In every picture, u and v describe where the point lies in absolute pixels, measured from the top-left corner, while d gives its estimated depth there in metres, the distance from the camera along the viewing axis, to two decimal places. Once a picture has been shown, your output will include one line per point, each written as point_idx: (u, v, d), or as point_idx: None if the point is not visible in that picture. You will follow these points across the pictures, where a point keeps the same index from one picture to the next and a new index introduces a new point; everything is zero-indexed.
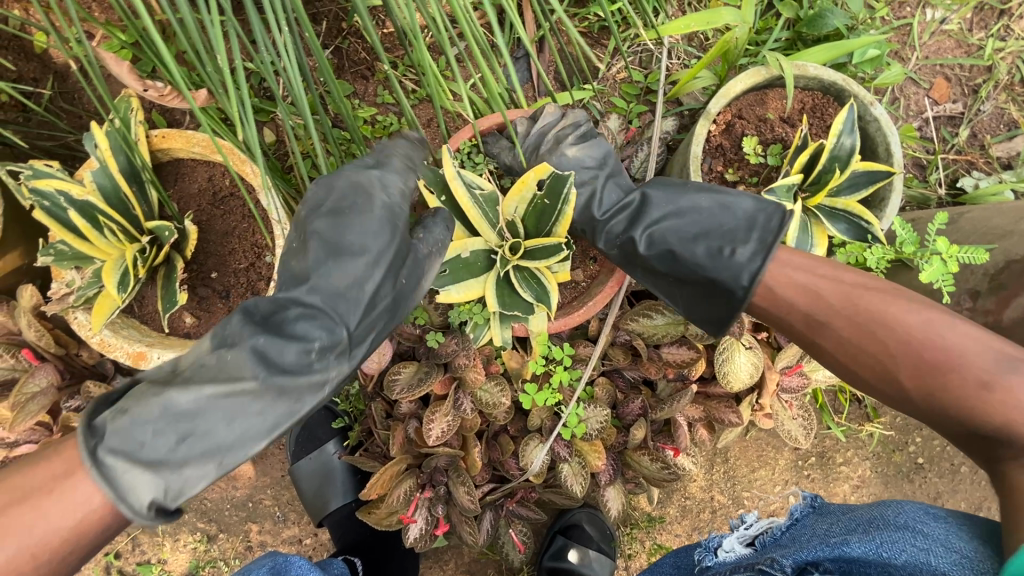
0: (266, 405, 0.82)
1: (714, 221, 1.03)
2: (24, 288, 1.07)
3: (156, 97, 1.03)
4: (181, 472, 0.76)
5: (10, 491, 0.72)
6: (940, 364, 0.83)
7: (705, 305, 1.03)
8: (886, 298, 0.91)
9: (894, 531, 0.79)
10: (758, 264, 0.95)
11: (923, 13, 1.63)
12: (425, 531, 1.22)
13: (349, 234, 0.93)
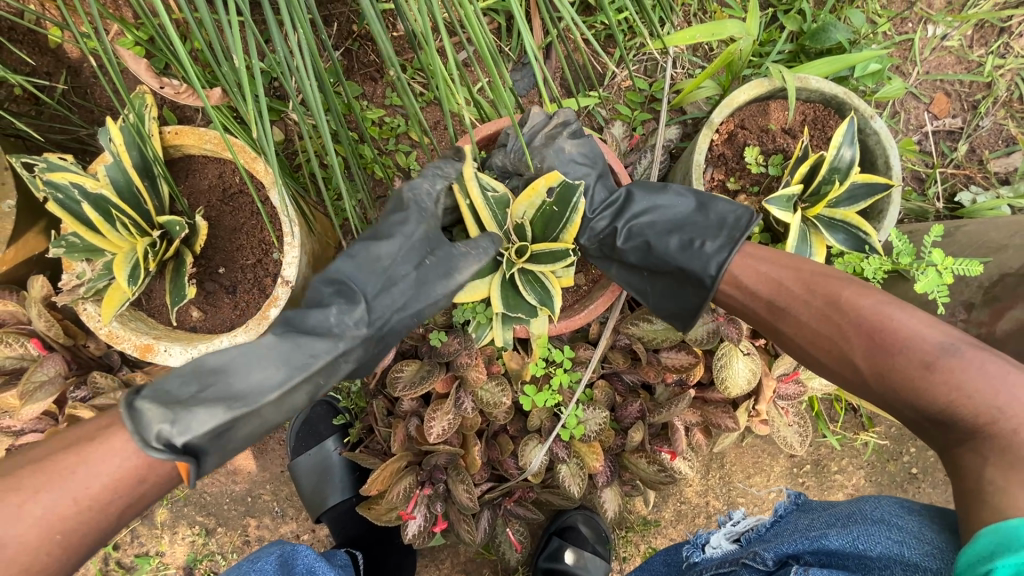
0: (282, 360, 0.87)
1: (688, 219, 1.09)
2: (35, 279, 1.09)
3: (172, 94, 1.02)
4: (193, 410, 0.80)
5: (57, 446, 0.80)
6: (889, 346, 0.83)
7: (677, 297, 1.08)
8: (842, 284, 0.93)
9: (871, 525, 0.82)
10: (723, 256, 1.01)
11: (925, 29, 1.65)
12: (424, 528, 1.23)
13: (379, 224, 1.00)
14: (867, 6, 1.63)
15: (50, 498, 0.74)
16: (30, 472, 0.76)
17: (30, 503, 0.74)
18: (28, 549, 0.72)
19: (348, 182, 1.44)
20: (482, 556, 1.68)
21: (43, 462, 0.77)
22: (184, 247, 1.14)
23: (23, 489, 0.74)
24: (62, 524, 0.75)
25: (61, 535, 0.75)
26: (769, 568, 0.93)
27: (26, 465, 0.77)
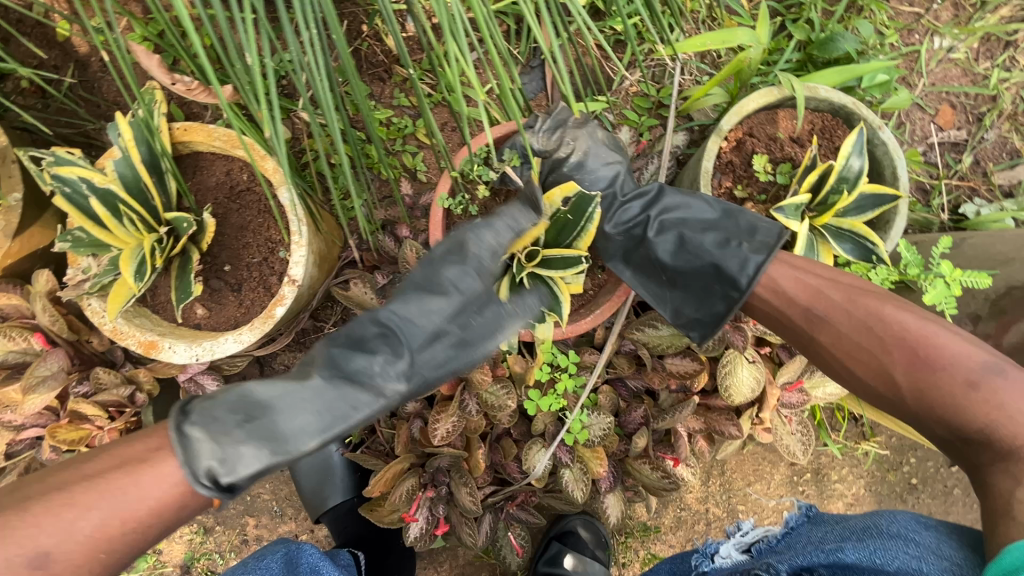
0: (323, 409, 0.88)
1: (724, 216, 1.10)
2: (40, 273, 1.09)
3: (184, 91, 1.02)
4: (239, 448, 0.82)
5: (110, 460, 0.79)
6: (931, 364, 0.88)
7: (705, 303, 1.09)
8: (882, 299, 0.96)
9: (888, 540, 0.84)
10: (762, 255, 1.03)
11: (931, 41, 1.67)
12: (425, 531, 1.22)
13: (436, 274, 0.99)
14: (875, 17, 1.63)
15: (100, 516, 0.74)
16: (82, 486, 0.75)
17: (83, 520, 0.73)
18: (75, 565, 0.73)
19: (355, 182, 1.43)
20: (481, 559, 1.67)
21: (96, 475, 0.77)
22: (191, 244, 1.13)
23: (75, 505, 0.74)
24: (107, 545, 0.75)
25: (106, 554, 0.75)
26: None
27: (78, 477, 0.76)
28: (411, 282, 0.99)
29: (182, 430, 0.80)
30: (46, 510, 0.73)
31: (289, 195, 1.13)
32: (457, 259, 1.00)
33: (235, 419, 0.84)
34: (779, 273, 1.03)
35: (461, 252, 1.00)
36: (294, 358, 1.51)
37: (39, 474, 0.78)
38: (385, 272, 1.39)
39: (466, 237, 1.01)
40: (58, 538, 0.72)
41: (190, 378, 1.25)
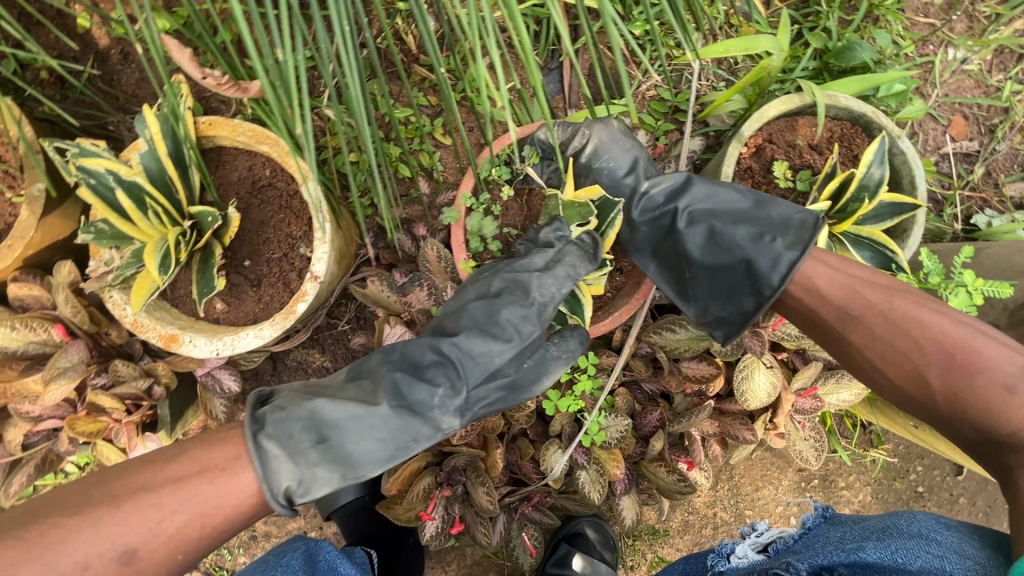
0: (391, 435, 0.89)
1: (758, 209, 1.11)
2: (63, 264, 1.09)
3: (214, 85, 1.01)
4: (313, 469, 0.84)
5: (193, 463, 0.81)
6: (966, 368, 0.89)
7: (732, 300, 1.13)
8: (918, 301, 0.97)
9: (908, 539, 0.86)
10: (796, 252, 1.05)
11: (945, 52, 1.68)
12: (441, 530, 1.22)
13: (502, 307, 1.02)
14: (892, 27, 1.64)
15: (182, 520, 0.77)
16: (167, 489, 0.78)
17: (166, 522, 0.76)
18: (156, 562, 0.77)
19: (373, 180, 1.43)
20: (489, 559, 1.67)
21: (180, 479, 0.79)
22: (214, 238, 1.13)
23: (160, 507, 0.77)
24: (184, 546, 0.79)
25: (184, 555, 0.79)
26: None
27: (164, 478, 0.79)
28: (477, 311, 1.02)
29: (260, 444, 0.82)
30: (133, 510, 0.75)
31: (314, 191, 1.13)
32: (521, 296, 1.03)
33: (309, 438, 0.85)
34: (809, 268, 1.06)
35: (524, 292, 1.04)
36: (308, 355, 1.51)
37: (123, 466, 0.81)
38: (403, 270, 1.39)
39: (531, 280, 1.04)
40: (143, 537, 0.75)
41: (208, 372, 1.25)
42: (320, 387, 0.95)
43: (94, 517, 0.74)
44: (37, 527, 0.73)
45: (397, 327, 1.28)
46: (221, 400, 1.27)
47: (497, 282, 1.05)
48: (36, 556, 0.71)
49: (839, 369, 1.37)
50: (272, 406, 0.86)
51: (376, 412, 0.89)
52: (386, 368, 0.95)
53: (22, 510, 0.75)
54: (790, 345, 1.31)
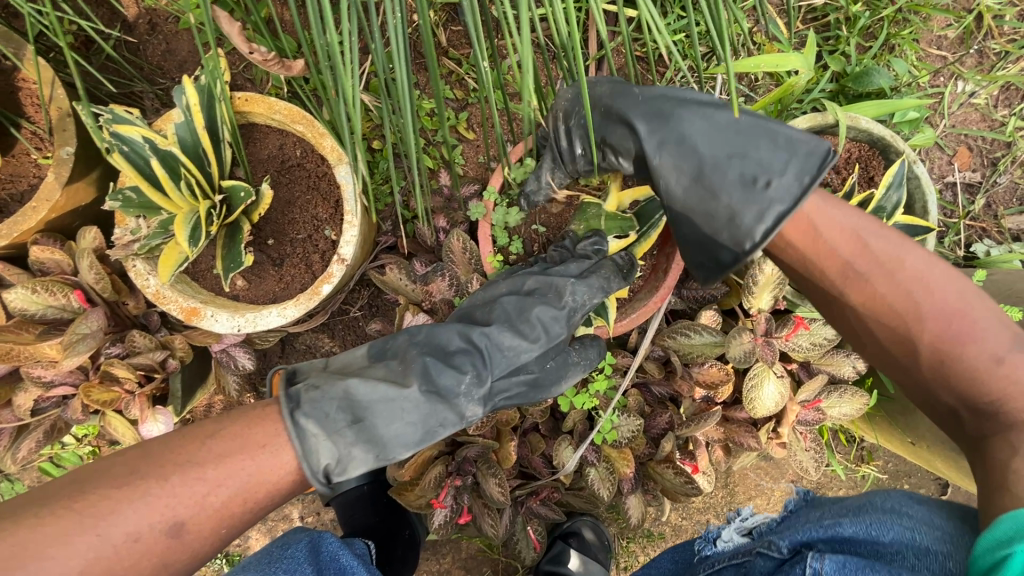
0: (421, 418, 0.91)
1: (759, 144, 0.90)
2: (89, 230, 1.10)
3: (259, 61, 1.00)
4: (350, 448, 0.86)
5: (233, 441, 0.80)
6: (960, 338, 0.83)
7: (709, 249, 0.94)
8: (929, 264, 0.88)
9: (882, 512, 0.80)
10: (791, 198, 0.85)
11: (955, 84, 1.72)
12: (449, 518, 1.24)
13: (534, 305, 1.05)
14: (908, 56, 1.67)
15: (228, 494, 0.77)
16: (211, 464, 0.77)
17: (212, 496, 0.76)
18: (200, 536, 0.76)
19: (395, 167, 1.42)
20: (484, 554, 1.67)
21: (225, 454, 0.78)
22: (242, 214, 1.13)
23: (205, 481, 0.76)
24: (229, 520, 0.78)
25: (227, 529, 0.78)
26: (783, 556, 0.87)
27: (206, 453, 0.78)
28: (507, 306, 1.06)
29: (298, 421, 0.83)
30: (179, 484, 0.74)
31: (349, 175, 1.13)
32: (550, 297, 1.07)
33: (344, 418, 0.86)
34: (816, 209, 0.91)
35: (557, 295, 1.07)
36: (317, 339, 1.50)
37: (164, 439, 0.79)
38: (422, 260, 1.39)
39: (564, 284, 1.07)
40: (191, 509, 0.74)
41: (224, 349, 1.25)
42: (350, 369, 0.96)
43: (142, 489, 0.73)
44: (88, 497, 0.71)
45: (419, 314, 1.28)
46: (233, 376, 1.28)
47: (527, 283, 1.09)
48: (87, 525, 0.69)
49: (842, 384, 1.39)
50: (307, 386, 0.87)
51: (406, 395, 0.91)
52: (416, 352, 0.97)
53: (62, 480, 0.73)
54: (799, 356, 1.33)
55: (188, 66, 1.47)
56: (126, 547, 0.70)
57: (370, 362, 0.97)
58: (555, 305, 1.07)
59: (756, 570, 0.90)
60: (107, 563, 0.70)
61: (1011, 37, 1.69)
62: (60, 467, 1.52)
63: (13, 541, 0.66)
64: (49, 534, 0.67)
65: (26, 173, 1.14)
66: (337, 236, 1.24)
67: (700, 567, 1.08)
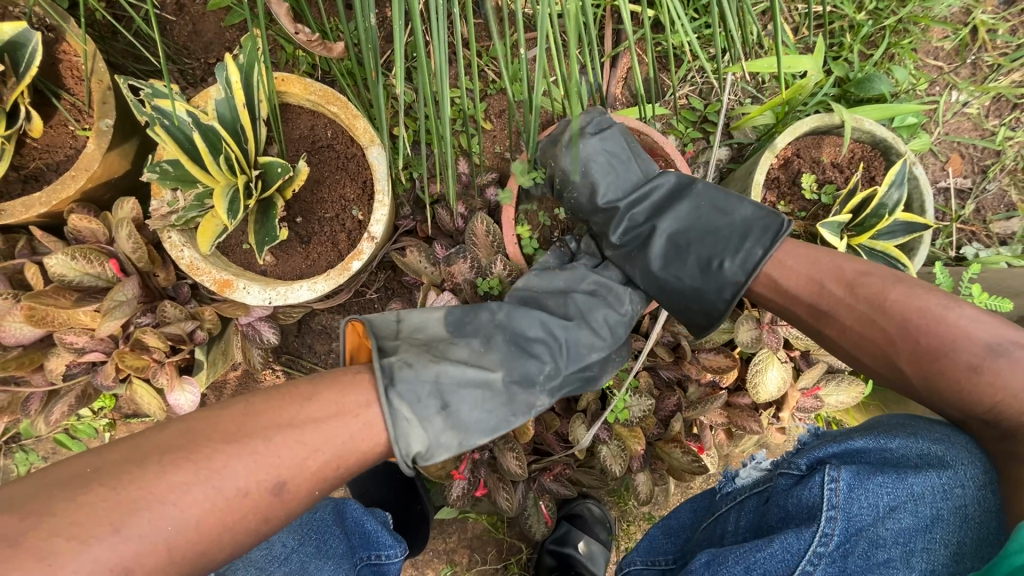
0: (497, 408, 0.99)
1: (712, 232, 1.15)
2: (126, 201, 1.16)
3: (305, 42, 1.03)
4: (438, 435, 0.93)
5: (328, 407, 0.85)
6: (935, 350, 0.86)
7: (685, 315, 1.19)
8: (886, 284, 0.94)
9: (890, 428, 0.89)
10: (742, 278, 1.09)
11: (949, 94, 1.76)
12: (466, 491, 1.32)
13: (599, 308, 1.17)
14: (908, 65, 1.72)
15: (325, 458, 0.82)
16: (310, 427, 0.82)
17: (310, 460, 0.80)
18: (298, 496, 0.80)
19: (416, 153, 1.45)
20: (490, 533, 1.71)
21: (320, 420, 0.83)
22: (276, 191, 1.16)
23: (306, 444, 0.81)
24: (321, 483, 0.82)
25: (320, 491, 0.82)
26: (801, 473, 0.92)
27: (306, 416, 0.83)
28: (577, 301, 1.16)
29: (395, 403, 0.89)
30: (281, 444, 0.79)
31: (382, 157, 1.18)
32: (610, 301, 1.19)
33: (434, 404, 0.94)
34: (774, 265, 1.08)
35: (617, 299, 1.19)
36: (333, 320, 1.54)
37: (262, 398, 0.84)
38: (443, 244, 1.43)
39: (624, 291, 1.20)
40: (292, 470, 0.79)
41: (250, 322, 1.28)
42: (432, 344, 1.03)
43: (250, 447, 0.77)
44: (202, 450, 0.75)
45: (443, 295, 1.31)
46: (258, 350, 1.32)
47: (590, 284, 1.21)
48: (204, 477, 0.73)
49: (840, 373, 1.44)
50: (403, 363, 0.94)
51: (491, 384, 1.00)
52: (498, 345, 1.06)
53: (170, 431, 0.77)
54: (800, 343, 1.39)
55: (213, 48, 1.47)
56: (236, 501, 0.74)
57: (453, 343, 1.04)
58: (619, 313, 1.18)
59: (777, 488, 0.96)
60: (221, 515, 0.73)
61: (1004, 50, 1.74)
62: (75, 440, 1.56)
63: (137, 485, 0.70)
64: (172, 481, 0.71)
65: (62, 143, 1.17)
66: (365, 216, 1.28)
67: (721, 504, 1.13)
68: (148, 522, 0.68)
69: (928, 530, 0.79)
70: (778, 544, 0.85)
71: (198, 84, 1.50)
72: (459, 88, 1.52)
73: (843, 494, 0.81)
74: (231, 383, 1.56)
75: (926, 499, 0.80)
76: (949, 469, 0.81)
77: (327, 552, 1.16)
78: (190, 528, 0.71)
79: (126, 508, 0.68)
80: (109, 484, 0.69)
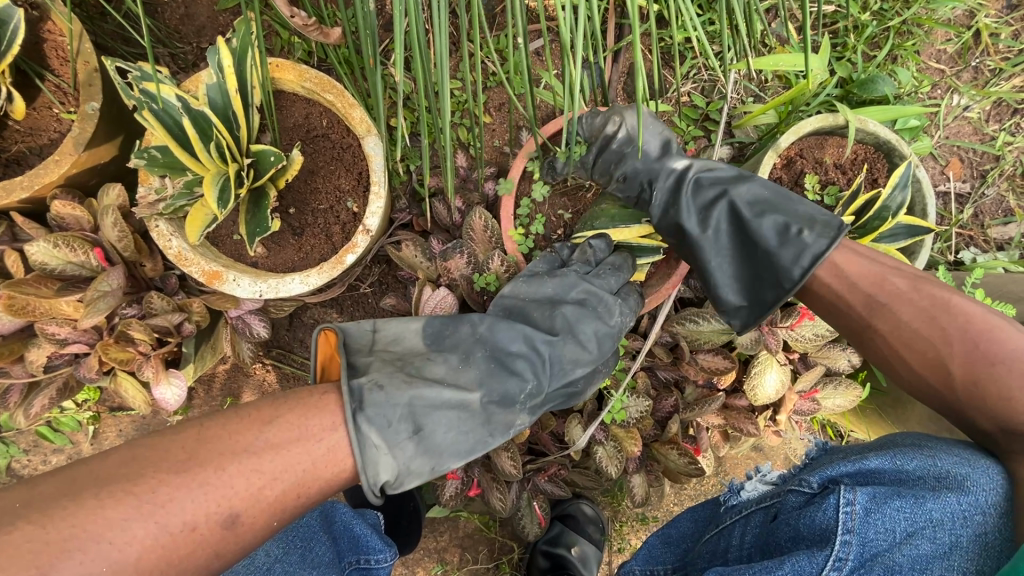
0: (474, 429, 0.94)
1: (783, 202, 1.10)
2: (112, 186, 1.14)
3: (300, 26, 0.97)
4: (409, 462, 0.87)
5: (285, 432, 0.80)
6: (989, 356, 0.86)
7: (754, 289, 1.11)
8: (946, 292, 0.95)
9: (906, 447, 0.89)
10: (823, 244, 1.02)
11: (951, 97, 1.74)
12: (460, 491, 1.32)
13: (583, 321, 1.11)
14: (911, 68, 1.70)
15: (284, 487, 0.78)
16: (269, 453, 0.78)
17: (267, 490, 0.76)
18: (254, 527, 0.76)
19: (413, 145, 1.42)
20: (481, 533, 1.69)
21: (281, 445, 0.79)
22: (269, 180, 1.12)
23: (264, 473, 0.77)
24: (280, 513, 0.78)
25: (278, 523, 0.78)
26: (812, 491, 0.91)
27: (263, 443, 0.78)
28: (564, 314, 1.10)
29: (363, 429, 0.83)
30: (236, 473, 0.75)
31: (378, 147, 1.15)
32: (599, 313, 1.13)
33: (406, 429, 0.87)
34: (841, 257, 1.04)
35: (607, 310, 1.13)
36: (325, 314, 1.50)
37: (221, 422, 0.80)
38: (438, 239, 1.40)
39: (610, 304, 1.14)
40: (245, 501, 0.74)
41: (240, 315, 1.26)
42: (407, 360, 0.97)
43: (201, 477, 0.72)
44: (145, 482, 0.70)
45: (438, 289, 1.27)
46: (247, 343, 1.30)
47: (579, 292, 1.14)
48: (147, 512, 0.68)
49: (837, 376, 1.42)
50: (372, 385, 0.87)
51: (468, 403, 0.94)
52: (477, 361, 1.00)
53: (114, 459, 0.71)
54: (799, 345, 1.37)
55: (206, 33, 1.42)
56: (183, 536, 0.70)
57: (429, 359, 0.98)
58: (605, 325, 1.12)
59: (787, 505, 0.95)
60: (163, 552, 0.69)
61: (1006, 55, 1.72)
62: (58, 433, 1.52)
63: (72, 522, 0.65)
64: (110, 518, 0.66)
65: (46, 127, 1.13)
66: (359, 208, 1.25)
67: (726, 516, 1.13)
68: (79, 565, 0.64)
69: (947, 557, 0.77)
70: (788, 565, 0.83)
71: (190, 69, 1.46)
72: (458, 79, 1.49)
73: (858, 517, 0.81)
74: (219, 377, 1.53)
75: (945, 526, 0.78)
76: (971, 495, 0.79)
77: (313, 560, 1.14)
78: (130, 566, 0.66)
79: (58, 549, 0.63)
80: (39, 522, 0.64)
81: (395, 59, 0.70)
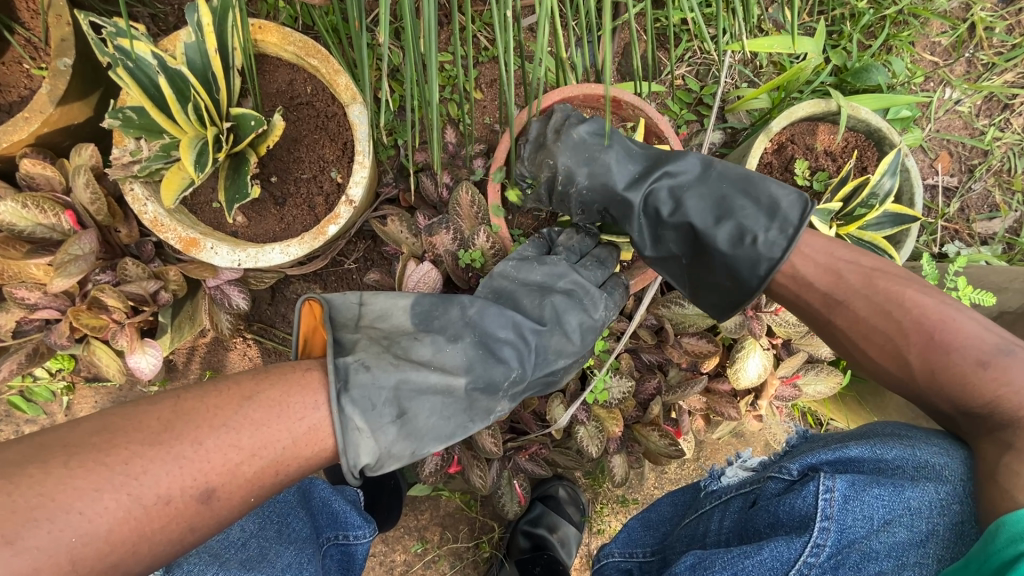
0: (455, 414, 0.93)
1: (738, 203, 1.02)
2: (86, 147, 1.12)
3: None
4: (389, 446, 0.87)
5: (267, 408, 0.79)
6: (944, 345, 0.84)
7: (712, 290, 1.07)
8: (902, 282, 0.91)
9: (885, 437, 0.89)
10: (777, 253, 0.97)
11: (943, 90, 1.72)
12: (440, 467, 1.32)
13: (568, 312, 1.08)
14: (905, 58, 1.68)
15: (263, 463, 0.77)
16: (248, 429, 0.76)
17: (245, 466, 0.75)
18: (231, 503, 0.74)
19: (400, 119, 1.39)
20: (462, 511, 1.70)
21: (261, 421, 0.77)
22: (248, 146, 1.09)
23: (242, 448, 0.75)
24: (258, 490, 0.77)
25: (256, 499, 0.77)
26: (791, 478, 0.92)
27: (243, 417, 0.77)
28: (554, 302, 1.07)
29: (341, 409, 0.82)
30: (214, 448, 0.73)
31: (363, 116, 1.12)
32: (586, 304, 1.10)
33: (389, 413, 0.87)
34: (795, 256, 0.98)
35: (592, 303, 1.10)
36: (308, 289, 1.48)
37: (200, 393, 0.77)
38: (425, 215, 1.37)
39: (594, 296, 1.11)
40: (223, 476, 0.73)
41: (219, 285, 1.23)
42: (393, 339, 0.96)
43: (177, 450, 0.71)
44: (118, 453, 0.68)
45: (422, 264, 1.24)
46: (226, 315, 1.27)
47: (568, 280, 1.11)
48: (119, 483, 0.66)
49: (818, 363, 1.42)
50: (357, 365, 0.87)
51: (452, 391, 0.93)
52: (461, 347, 0.97)
53: (85, 427, 0.69)
54: (783, 330, 1.37)
55: None
56: (157, 509, 0.68)
57: (416, 338, 0.96)
58: (594, 316, 1.10)
59: (767, 493, 0.96)
60: (136, 525, 0.67)
61: (999, 50, 1.71)
62: (31, 403, 1.49)
63: (39, 490, 0.62)
64: (79, 488, 0.64)
65: (17, 83, 1.10)
66: (343, 179, 1.22)
67: (705, 502, 1.13)
68: (47, 534, 0.61)
69: (922, 545, 0.77)
70: (767, 551, 0.84)
71: (172, 31, 1.40)
72: (449, 53, 1.45)
73: (838, 504, 0.80)
74: (200, 350, 1.50)
75: (922, 514, 0.77)
76: (949, 484, 0.79)
77: (289, 536, 1.12)
78: (100, 538, 0.65)
79: (23, 518, 0.61)
80: (3, 490, 0.61)
81: (381, 29, 0.67)
